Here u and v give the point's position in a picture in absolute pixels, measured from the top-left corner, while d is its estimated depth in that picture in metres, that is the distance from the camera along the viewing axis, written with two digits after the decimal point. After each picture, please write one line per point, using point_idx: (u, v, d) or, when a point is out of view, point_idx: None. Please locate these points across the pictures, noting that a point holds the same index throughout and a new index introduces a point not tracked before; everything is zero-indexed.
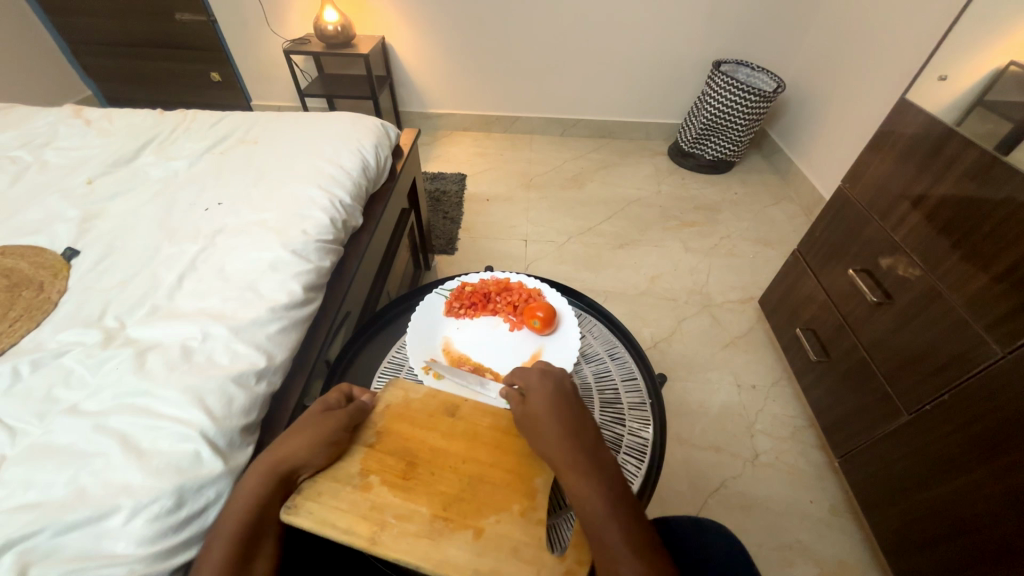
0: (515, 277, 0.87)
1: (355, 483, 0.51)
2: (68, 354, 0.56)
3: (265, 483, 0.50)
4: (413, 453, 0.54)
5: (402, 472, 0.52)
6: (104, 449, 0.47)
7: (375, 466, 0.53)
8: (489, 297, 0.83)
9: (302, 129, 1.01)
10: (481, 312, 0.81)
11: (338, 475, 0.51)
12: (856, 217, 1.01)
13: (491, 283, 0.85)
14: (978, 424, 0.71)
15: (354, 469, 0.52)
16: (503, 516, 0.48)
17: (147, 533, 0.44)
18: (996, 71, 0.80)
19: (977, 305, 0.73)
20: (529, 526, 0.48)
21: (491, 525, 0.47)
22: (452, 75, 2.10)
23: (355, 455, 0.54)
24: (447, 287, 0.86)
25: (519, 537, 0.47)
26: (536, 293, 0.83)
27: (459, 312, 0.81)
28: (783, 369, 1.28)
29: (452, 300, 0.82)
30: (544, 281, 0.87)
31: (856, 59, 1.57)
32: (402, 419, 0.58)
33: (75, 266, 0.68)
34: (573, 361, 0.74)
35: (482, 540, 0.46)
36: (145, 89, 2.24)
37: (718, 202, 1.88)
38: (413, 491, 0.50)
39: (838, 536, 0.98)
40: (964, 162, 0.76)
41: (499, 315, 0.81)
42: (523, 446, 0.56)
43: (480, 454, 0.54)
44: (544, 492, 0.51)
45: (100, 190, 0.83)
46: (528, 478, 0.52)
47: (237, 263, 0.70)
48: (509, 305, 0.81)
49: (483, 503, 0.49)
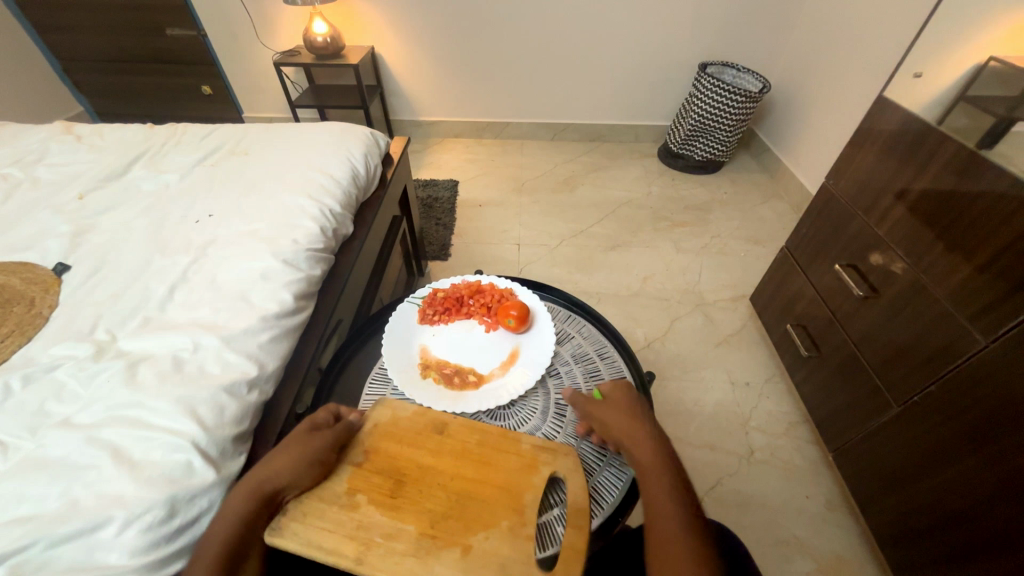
0: (486, 278, 0.88)
1: (342, 503, 0.52)
2: (60, 367, 0.57)
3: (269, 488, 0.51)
4: (401, 472, 0.55)
5: (391, 491, 0.53)
6: (96, 461, 0.48)
7: (361, 485, 0.54)
8: (462, 301, 0.83)
9: (292, 140, 1.02)
10: (456, 316, 0.82)
11: (324, 495, 0.53)
12: (841, 212, 1.02)
13: (463, 287, 0.85)
14: (967, 414, 0.72)
15: (340, 488, 0.54)
16: (492, 534, 0.50)
17: (141, 543, 0.44)
18: (978, 66, 0.84)
19: (961, 296, 0.74)
20: (517, 543, 0.49)
21: (479, 544, 0.49)
22: (442, 84, 2.13)
23: (342, 475, 0.55)
24: (420, 295, 0.86)
25: (506, 553, 0.48)
26: (509, 292, 0.84)
27: (433, 319, 0.81)
28: (776, 365, 1.29)
29: (425, 308, 0.82)
30: (515, 281, 0.89)
31: (838, 59, 1.60)
32: (389, 438, 0.59)
33: (66, 282, 0.69)
34: (548, 361, 0.75)
35: (467, 560, 0.48)
36: (137, 105, 2.25)
37: (708, 201, 1.89)
38: (401, 510, 0.51)
39: (834, 531, 0.99)
40: (945, 155, 0.78)
41: (474, 318, 0.82)
42: (515, 461, 0.57)
43: (467, 469, 0.56)
44: (534, 509, 0.52)
45: (92, 205, 0.84)
46: (518, 494, 0.54)
47: (229, 274, 0.70)
48: (482, 307, 0.82)
49: (472, 522, 0.51)
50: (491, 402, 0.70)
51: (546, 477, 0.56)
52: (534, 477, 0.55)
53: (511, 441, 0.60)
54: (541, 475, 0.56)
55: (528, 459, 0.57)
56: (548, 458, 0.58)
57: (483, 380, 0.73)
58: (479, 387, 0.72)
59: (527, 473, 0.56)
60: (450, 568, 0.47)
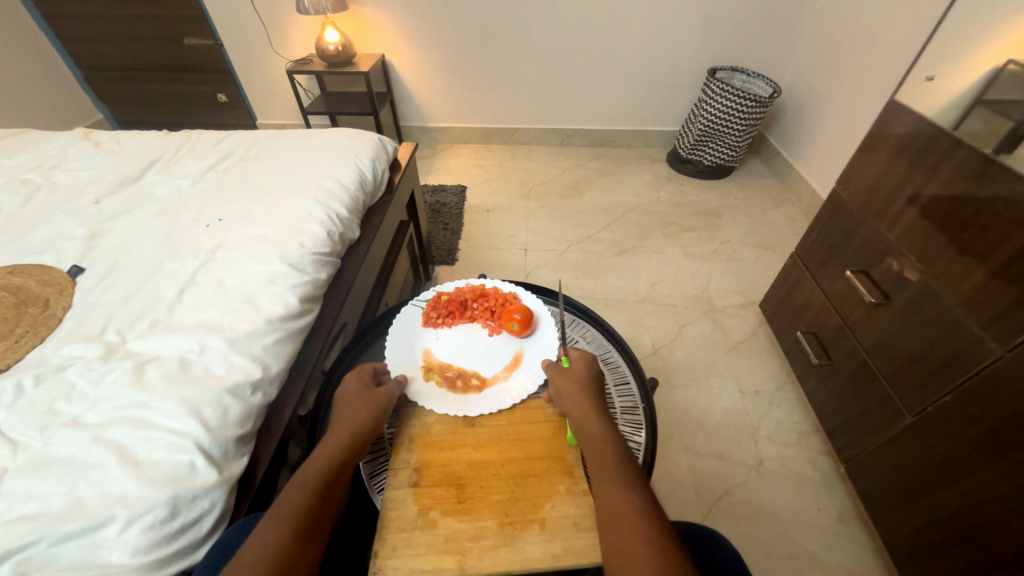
0: (490, 283, 0.89)
1: (420, 526, 0.53)
2: (70, 367, 0.58)
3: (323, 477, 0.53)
4: (456, 476, 0.58)
5: (456, 497, 0.56)
6: (102, 460, 0.48)
7: (430, 502, 0.55)
8: (466, 304, 0.84)
9: (301, 145, 1.04)
10: (459, 319, 0.82)
11: (402, 524, 0.53)
12: (851, 218, 1.00)
13: (467, 291, 0.86)
14: (983, 424, 0.69)
15: (412, 513, 0.54)
16: (556, 500, 0.55)
17: (142, 543, 0.44)
18: (995, 70, 0.79)
19: (976, 302, 0.72)
20: (578, 500, 0.55)
21: (550, 513, 0.54)
22: (451, 91, 2.15)
23: (406, 500, 0.56)
24: (424, 297, 0.86)
25: (575, 513, 0.54)
26: (513, 297, 0.85)
27: (437, 322, 0.81)
28: (786, 374, 1.27)
29: (429, 311, 0.83)
30: (519, 285, 0.89)
31: (850, 63, 1.58)
32: (432, 450, 0.61)
33: (79, 284, 0.70)
34: (552, 367, 0.75)
35: (547, 530, 0.52)
36: (154, 111, 2.31)
37: (717, 207, 1.88)
38: (474, 511, 0.54)
39: (846, 545, 0.96)
40: (956, 161, 0.76)
41: (477, 321, 0.82)
42: (545, 428, 0.64)
43: (512, 453, 0.60)
44: (578, 464, 0.59)
45: (107, 209, 0.86)
46: (563, 458, 0.60)
47: (236, 277, 0.72)
48: (486, 311, 0.83)
49: (537, 497, 0.56)
50: (493, 407, 0.68)
51: None
52: (565, 438, 0.62)
53: (537, 410, 0.67)
54: (570, 431, 0.63)
55: (556, 422, 0.64)
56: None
57: (486, 383, 0.72)
58: (482, 390, 0.71)
59: (558, 436, 0.62)
60: (541, 547, 0.51)
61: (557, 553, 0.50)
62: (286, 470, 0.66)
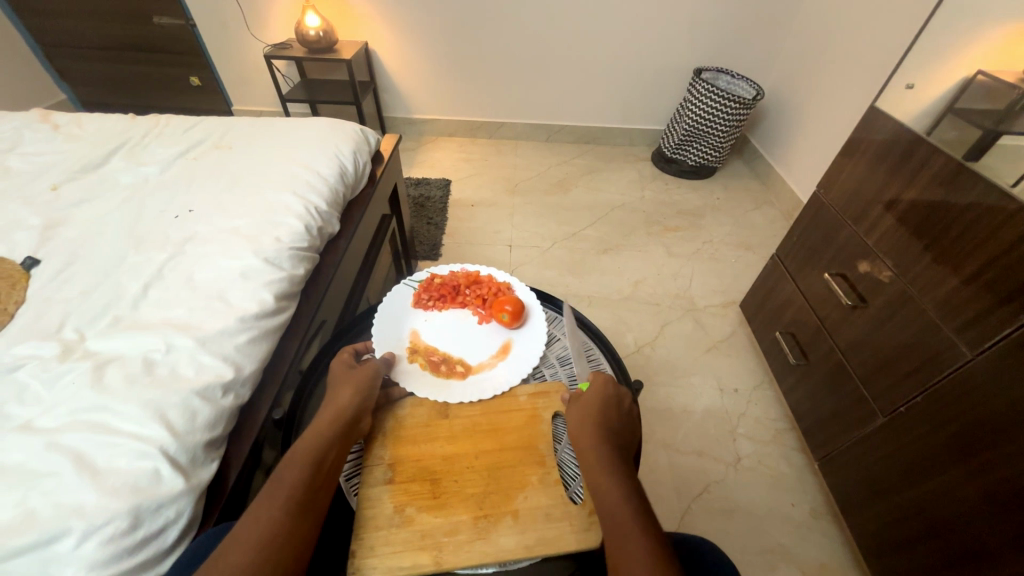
0: (484, 270, 0.87)
1: (396, 523, 0.51)
2: (23, 367, 0.54)
3: (304, 474, 0.51)
4: (431, 471, 0.56)
5: (431, 492, 0.54)
6: (56, 467, 0.45)
7: (405, 498, 0.54)
8: (458, 290, 0.82)
9: (279, 134, 1.00)
10: (450, 304, 0.80)
11: (378, 522, 0.52)
12: (831, 222, 1.02)
13: (461, 276, 0.84)
14: (951, 425, 0.72)
15: (388, 510, 0.53)
16: (528, 491, 0.55)
17: (100, 557, 0.42)
18: (965, 80, 0.84)
19: (950, 307, 0.74)
20: (551, 491, 0.55)
21: (522, 505, 0.54)
22: (437, 82, 2.11)
23: (382, 496, 0.54)
24: (416, 278, 0.85)
25: (547, 503, 0.54)
26: (506, 287, 0.83)
27: (427, 304, 0.80)
28: (764, 372, 1.30)
29: (420, 292, 0.81)
30: (513, 275, 0.87)
31: (831, 69, 1.61)
32: (406, 444, 0.59)
33: (35, 276, 0.66)
34: (538, 359, 0.73)
35: (520, 522, 0.52)
36: (121, 94, 2.20)
37: (700, 207, 1.90)
38: (449, 506, 0.53)
39: (818, 539, 0.99)
40: (933, 168, 0.78)
41: (468, 308, 0.80)
42: (518, 416, 0.63)
43: (486, 445, 0.59)
44: (550, 453, 0.59)
45: (66, 196, 0.81)
46: (535, 448, 0.59)
47: (207, 272, 0.68)
48: (478, 298, 0.81)
49: (510, 489, 0.55)
50: (475, 394, 0.67)
51: (549, 419, 0.63)
52: (538, 425, 0.62)
53: (511, 398, 0.66)
54: (544, 418, 0.63)
55: (530, 410, 0.64)
56: (545, 401, 0.65)
57: (471, 370, 0.71)
58: (466, 377, 0.69)
59: (532, 426, 0.62)
60: (514, 537, 0.51)
61: (530, 543, 0.51)
62: (260, 473, 0.64)
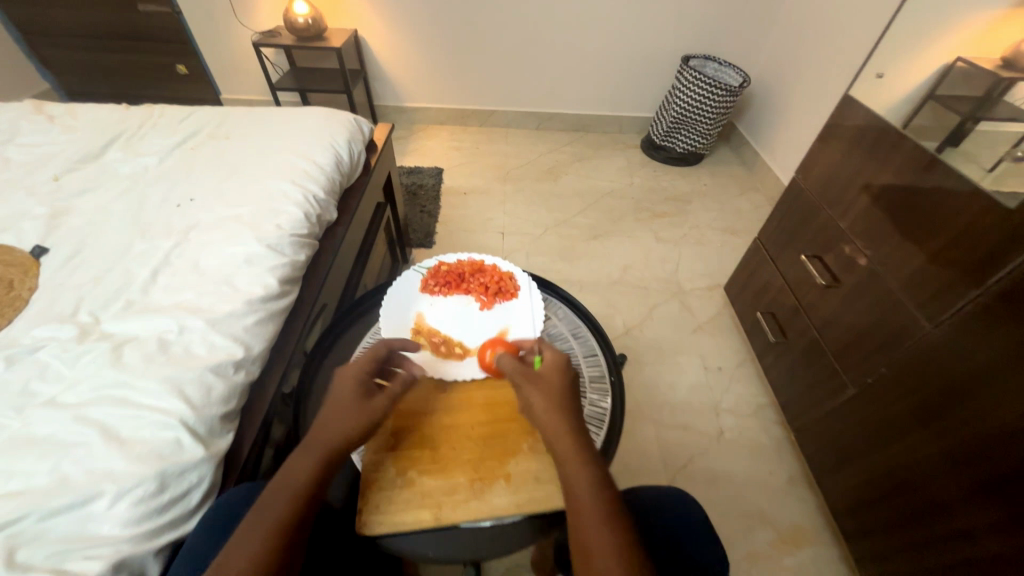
0: (490, 259, 0.90)
1: (399, 484, 0.56)
2: (44, 348, 0.57)
3: (291, 507, 0.48)
4: (430, 438, 0.61)
5: (430, 457, 0.59)
6: (85, 438, 0.49)
7: (407, 462, 0.58)
8: (463, 277, 0.86)
9: (275, 124, 1.02)
10: (455, 290, 0.84)
11: (382, 484, 0.56)
12: (808, 205, 1.07)
13: (466, 264, 0.87)
14: (914, 393, 0.77)
15: (391, 473, 0.57)
16: (520, 457, 0.59)
17: (132, 516, 0.46)
18: (945, 66, 0.89)
19: (914, 282, 0.79)
20: (540, 457, 0.60)
21: (515, 469, 0.58)
22: (427, 70, 2.11)
23: (385, 461, 0.58)
24: (425, 265, 0.88)
25: (537, 467, 0.58)
26: (509, 276, 0.86)
27: (434, 289, 0.83)
28: (747, 351, 1.36)
29: (428, 278, 0.85)
30: (517, 265, 0.89)
31: (814, 56, 1.65)
32: (406, 414, 0.64)
33: (45, 264, 0.68)
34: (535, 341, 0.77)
35: (513, 483, 0.57)
36: (106, 83, 2.17)
37: (688, 193, 1.94)
38: (447, 469, 0.58)
39: (794, 503, 1.06)
40: (902, 153, 0.83)
41: (471, 294, 0.84)
42: (511, 391, 0.67)
43: (481, 416, 0.64)
44: None
45: (69, 186, 0.83)
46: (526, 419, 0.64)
47: (213, 258, 0.71)
48: (481, 285, 0.84)
49: (503, 455, 0.59)
50: (470, 373, 0.70)
51: None
52: None
53: (505, 375, 0.70)
54: None
55: None
56: None
57: (468, 353, 0.74)
58: (463, 358, 0.73)
59: None
60: (507, 497, 0.56)
61: (521, 502, 0.55)
62: (270, 449, 0.68)
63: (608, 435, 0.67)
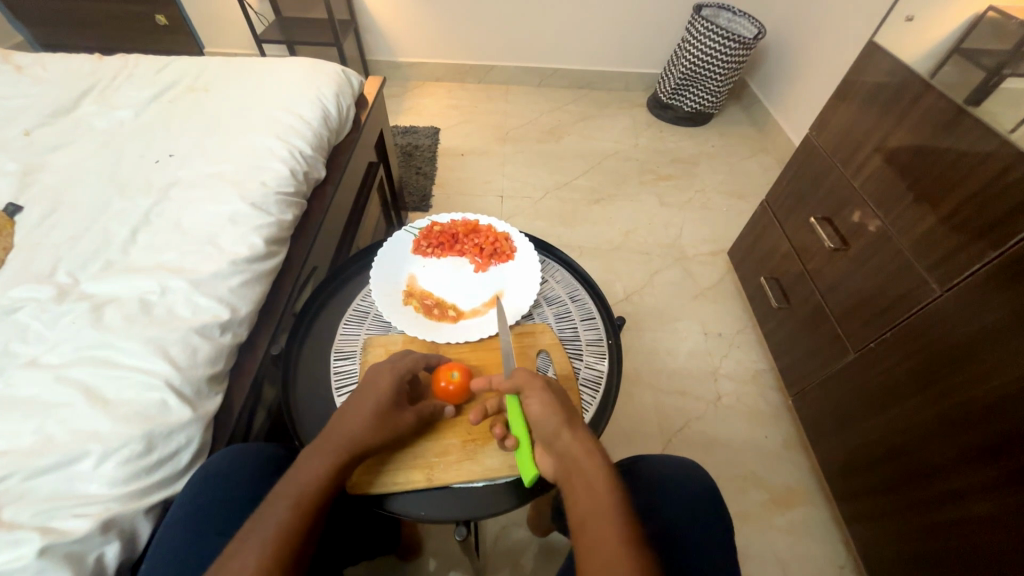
0: (485, 220, 0.86)
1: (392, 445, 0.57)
2: (22, 309, 0.55)
3: (298, 518, 0.45)
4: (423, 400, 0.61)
5: None
6: (68, 399, 0.48)
7: None
8: (457, 238, 0.82)
9: (257, 75, 0.95)
10: (448, 252, 0.81)
11: None
12: (820, 165, 1.02)
13: (459, 224, 0.84)
14: (918, 358, 0.76)
15: None
16: None
17: (120, 475, 0.45)
18: (974, 18, 0.82)
19: (925, 245, 0.76)
20: None
21: None
22: (421, 21, 1.98)
23: None
24: (417, 226, 0.85)
25: None
26: (504, 237, 0.82)
27: (426, 251, 0.80)
28: (748, 317, 1.34)
29: (420, 239, 0.81)
30: (513, 225, 0.86)
31: (836, 3, 1.53)
32: None
33: (19, 223, 0.65)
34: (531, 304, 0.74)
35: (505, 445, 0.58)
36: (83, 35, 2.05)
37: (695, 155, 1.87)
38: (440, 431, 0.59)
39: (788, 466, 1.07)
40: (924, 106, 0.78)
41: (465, 256, 0.81)
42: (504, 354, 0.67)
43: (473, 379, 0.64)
44: None
45: (40, 141, 0.78)
46: None
47: (194, 216, 0.68)
48: (475, 247, 0.81)
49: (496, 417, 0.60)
50: (464, 336, 0.69)
51: (533, 357, 0.67)
52: (523, 360, 0.66)
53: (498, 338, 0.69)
54: (528, 356, 0.67)
55: (515, 347, 0.68)
56: (531, 340, 0.68)
57: (462, 315, 0.73)
58: (457, 321, 0.72)
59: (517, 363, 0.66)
60: (499, 459, 0.57)
61: (513, 463, 0.57)
62: (261, 410, 0.68)
63: (602, 398, 0.66)
